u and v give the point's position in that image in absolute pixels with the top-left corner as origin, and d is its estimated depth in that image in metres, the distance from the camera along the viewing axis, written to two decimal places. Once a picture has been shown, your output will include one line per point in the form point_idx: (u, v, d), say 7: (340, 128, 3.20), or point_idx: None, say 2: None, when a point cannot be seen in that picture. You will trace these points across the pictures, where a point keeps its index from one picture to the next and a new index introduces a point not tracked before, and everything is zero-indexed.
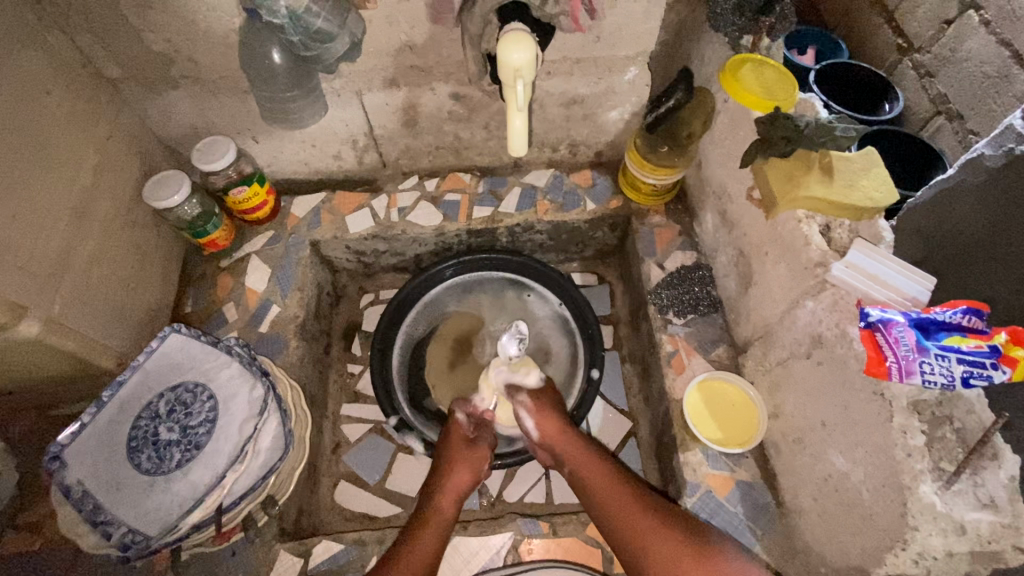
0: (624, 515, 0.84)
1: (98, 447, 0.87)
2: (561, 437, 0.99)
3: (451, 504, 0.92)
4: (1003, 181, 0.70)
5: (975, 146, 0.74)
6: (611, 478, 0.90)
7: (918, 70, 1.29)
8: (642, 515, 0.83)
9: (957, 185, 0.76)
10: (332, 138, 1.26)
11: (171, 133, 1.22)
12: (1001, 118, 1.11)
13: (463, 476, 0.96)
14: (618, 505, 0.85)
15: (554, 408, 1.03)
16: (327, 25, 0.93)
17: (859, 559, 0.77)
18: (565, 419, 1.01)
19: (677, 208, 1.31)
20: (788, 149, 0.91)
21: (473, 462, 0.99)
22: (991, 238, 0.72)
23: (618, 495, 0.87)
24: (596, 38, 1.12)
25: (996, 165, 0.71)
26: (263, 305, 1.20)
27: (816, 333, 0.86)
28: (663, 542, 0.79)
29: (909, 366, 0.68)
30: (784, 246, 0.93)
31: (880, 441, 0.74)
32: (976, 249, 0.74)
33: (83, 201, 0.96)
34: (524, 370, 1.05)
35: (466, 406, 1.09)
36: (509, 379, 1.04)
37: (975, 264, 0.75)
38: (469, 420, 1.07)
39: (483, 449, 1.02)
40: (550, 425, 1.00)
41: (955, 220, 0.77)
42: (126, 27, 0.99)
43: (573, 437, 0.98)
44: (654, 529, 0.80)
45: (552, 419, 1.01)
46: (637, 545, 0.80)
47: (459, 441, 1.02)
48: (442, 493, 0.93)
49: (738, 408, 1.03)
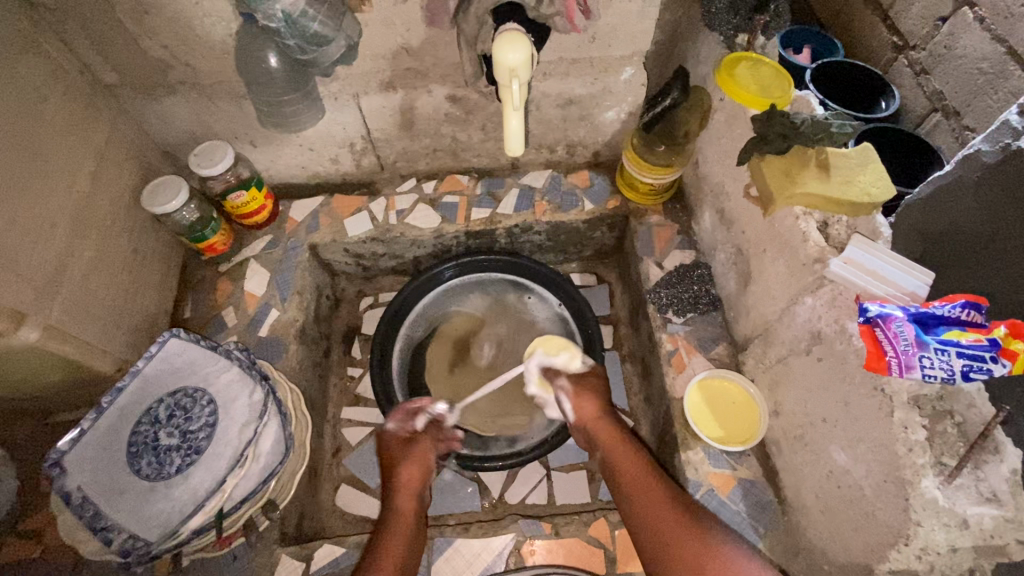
0: (651, 507, 0.83)
1: (98, 454, 0.87)
2: (598, 422, 0.96)
3: (410, 497, 0.90)
4: (1001, 176, 0.70)
5: (973, 142, 0.74)
6: (643, 468, 0.88)
7: (913, 68, 1.30)
8: (668, 508, 0.81)
9: (955, 181, 0.76)
10: (329, 142, 1.27)
11: (169, 138, 1.22)
12: (997, 114, 1.12)
13: (415, 469, 0.93)
14: (647, 497, 0.84)
15: (595, 393, 1.00)
16: (324, 29, 0.93)
17: (862, 555, 0.76)
18: (605, 405, 0.98)
19: (676, 207, 1.31)
20: (784, 145, 0.91)
21: (417, 456, 0.95)
22: (992, 233, 0.72)
23: (650, 488, 0.85)
24: (591, 38, 1.12)
25: (994, 160, 0.71)
26: (262, 310, 1.20)
27: (815, 330, 0.86)
28: (683, 537, 0.77)
29: (908, 360, 0.67)
30: (783, 243, 0.93)
31: (881, 437, 0.74)
32: (977, 245, 0.74)
33: (81, 208, 0.96)
34: (565, 355, 1.05)
35: (396, 415, 1.01)
36: (547, 363, 1.04)
37: (977, 258, 0.74)
38: (401, 425, 1.00)
39: (422, 442, 0.98)
40: (589, 409, 0.98)
41: (954, 216, 0.77)
42: (124, 33, 1.00)
43: (610, 424, 0.95)
44: (675, 523, 0.79)
45: (592, 404, 0.98)
46: (661, 539, 0.79)
47: (392, 444, 0.97)
48: (395, 488, 0.90)
49: (739, 406, 1.03)
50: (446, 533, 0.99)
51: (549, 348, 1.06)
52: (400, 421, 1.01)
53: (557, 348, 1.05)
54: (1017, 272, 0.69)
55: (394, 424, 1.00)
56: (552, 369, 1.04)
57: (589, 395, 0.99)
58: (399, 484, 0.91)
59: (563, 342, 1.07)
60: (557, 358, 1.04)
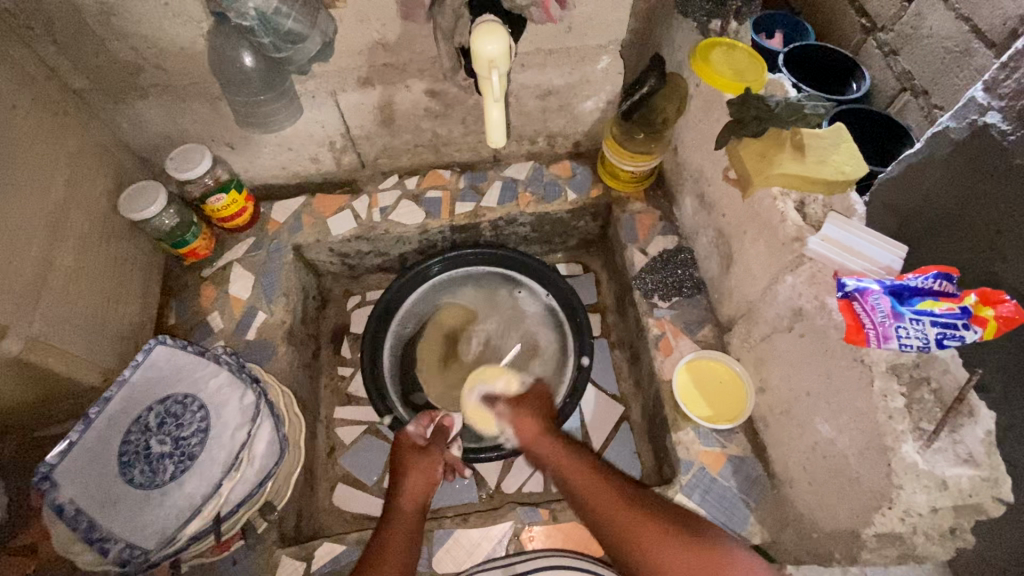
0: (607, 510, 0.77)
1: (89, 465, 0.86)
2: (540, 440, 0.93)
3: (413, 509, 0.87)
4: (966, 151, 0.73)
5: (940, 120, 0.77)
6: (593, 475, 0.82)
7: (882, 49, 1.33)
8: (632, 514, 0.75)
9: (924, 159, 0.79)
10: (308, 140, 1.25)
11: (143, 142, 1.20)
12: (963, 92, 1.16)
13: (418, 479, 0.91)
14: (602, 504, 0.78)
15: (537, 410, 1.00)
16: (298, 26, 0.92)
17: (849, 522, 0.79)
18: (545, 424, 0.96)
19: (657, 193, 1.33)
20: (759, 128, 0.93)
21: (427, 466, 0.93)
22: (960, 206, 0.75)
23: (600, 494, 0.79)
24: (567, 29, 1.12)
25: (961, 137, 0.74)
26: (248, 312, 1.19)
27: (796, 307, 0.88)
28: (659, 545, 0.71)
29: (886, 331, 0.70)
30: (762, 224, 0.95)
31: (862, 406, 0.76)
32: (947, 218, 0.77)
33: (57, 215, 0.94)
34: (501, 380, 1.13)
35: (421, 418, 1.02)
36: (487, 391, 1.12)
37: (945, 231, 0.77)
38: (421, 430, 1.00)
39: (433, 453, 0.95)
40: (529, 428, 0.95)
41: (925, 192, 0.79)
42: (91, 36, 0.97)
43: (553, 439, 0.91)
44: (649, 530, 0.72)
45: (532, 421, 0.97)
46: (632, 543, 0.72)
47: (408, 448, 0.96)
48: (399, 494, 0.88)
49: (727, 385, 1.05)
50: (446, 524, 1.00)
51: (490, 377, 1.15)
52: (421, 424, 1.01)
53: (494, 374, 1.15)
54: (982, 241, 0.73)
55: (415, 428, 1.00)
56: (490, 395, 1.11)
57: (530, 413, 0.99)
58: (403, 491, 0.89)
59: (500, 368, 1.16)
60: (494, 385, 1.12)
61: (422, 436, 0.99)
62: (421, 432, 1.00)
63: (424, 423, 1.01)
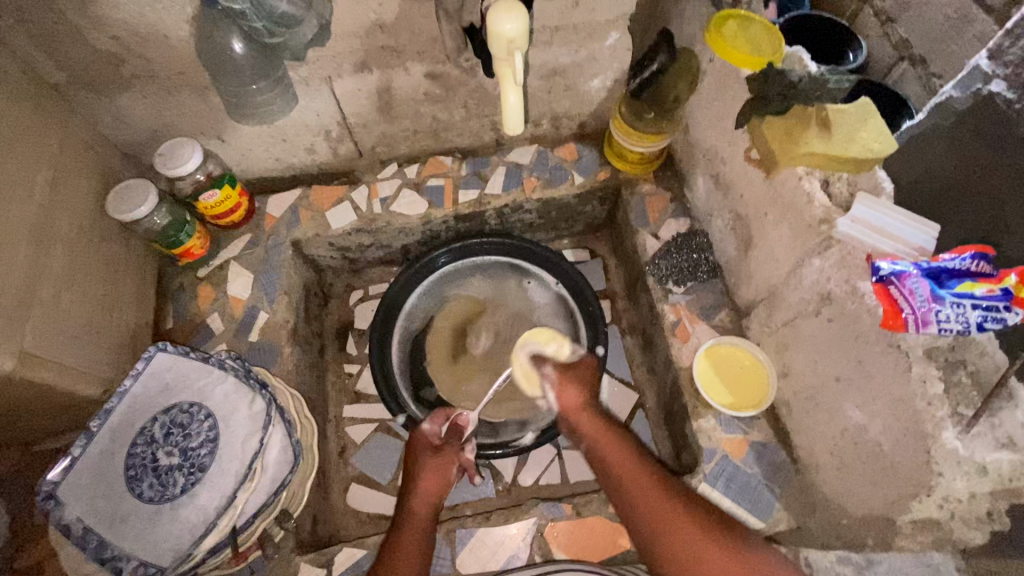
0: (648, 501, 0.75)
1: (94, 482, 0.82)
2: (580, 414, 0.90)
3: (425, 511, 0.84)
4: (974, 118, 0.73)
5: (946, 89, 0.77)
6: (634, 463, 0.80)
7: (880, 17, 1.26)
8: (672, 508, 0.73)
9: (930, 128, 0.79)
10: (303, 130, 1.19)
11: (127, 137, 1.13)
12: (961, 59, 1.09)
13: (432, 478, 0.87)
14: (642, 495, 0.76)
15: (583, 382, 0.96)
16: (292, 8, 0.86)
17: (883, 508, 0.78)
18: (588, 396, 0.93)
19: (666, 174, 1.29)
20: (783, 105, 0.89)
21: (440, 465, 0.89)
22: (967, 177, 0.74)
23: (639, 482, 0.77)
24: (574, 4, 1.07)
25: (965, 105, 0.74)
26: (250, 313, 1.15)
27: (824, 291, 0.86)
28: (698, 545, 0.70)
29: (925, 315, 0.67)
30: (785, 205, 0.92)
31: (898, 393, 0.74)
32: (951, 189, 0.76)
33: (43, 221, 0.88)
34: (555, 344, 1.06)
35: (436, 417, 0.99)
36: (537, 351, 1.05)
37: (950, 207, 0.76)
38: (437, 428, 0.97)
39: (448, 453, 0.92)
40: (573, 400, 0.92)
41: (929, 164, 0.78)
42: (67, 25, 0.90)
43: (597, 415, 0.89)
44: (693, 531, 0.71)
45: (575, 393, 0.93)
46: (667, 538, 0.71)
47: (423, 448, 0.93)
48: (413, 492, 0.86)
49: (747, 371, 1.03)
50: (468, 523, 0.99)
51: (541, 338, 1.07)
52: (436, 422, 0.98)
53: (547, 336, 1.07)
54: (988, 215, 0.72)
55: (431, 426, 0.97)
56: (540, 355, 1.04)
57: (575, 385, 0.94)
58: (418, 490, 0.86)
59: (553, 332, 1.08)
60: (546, 346, 1.06)
61: (437, 436, 0.96)
62: (437, 430, 0.97)
63: (440, 421, 0.98)
